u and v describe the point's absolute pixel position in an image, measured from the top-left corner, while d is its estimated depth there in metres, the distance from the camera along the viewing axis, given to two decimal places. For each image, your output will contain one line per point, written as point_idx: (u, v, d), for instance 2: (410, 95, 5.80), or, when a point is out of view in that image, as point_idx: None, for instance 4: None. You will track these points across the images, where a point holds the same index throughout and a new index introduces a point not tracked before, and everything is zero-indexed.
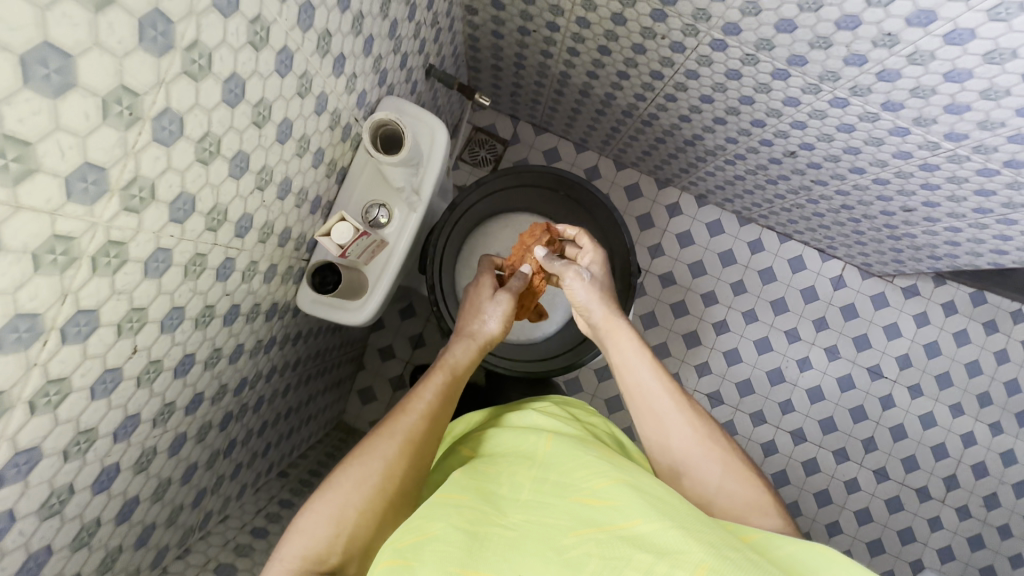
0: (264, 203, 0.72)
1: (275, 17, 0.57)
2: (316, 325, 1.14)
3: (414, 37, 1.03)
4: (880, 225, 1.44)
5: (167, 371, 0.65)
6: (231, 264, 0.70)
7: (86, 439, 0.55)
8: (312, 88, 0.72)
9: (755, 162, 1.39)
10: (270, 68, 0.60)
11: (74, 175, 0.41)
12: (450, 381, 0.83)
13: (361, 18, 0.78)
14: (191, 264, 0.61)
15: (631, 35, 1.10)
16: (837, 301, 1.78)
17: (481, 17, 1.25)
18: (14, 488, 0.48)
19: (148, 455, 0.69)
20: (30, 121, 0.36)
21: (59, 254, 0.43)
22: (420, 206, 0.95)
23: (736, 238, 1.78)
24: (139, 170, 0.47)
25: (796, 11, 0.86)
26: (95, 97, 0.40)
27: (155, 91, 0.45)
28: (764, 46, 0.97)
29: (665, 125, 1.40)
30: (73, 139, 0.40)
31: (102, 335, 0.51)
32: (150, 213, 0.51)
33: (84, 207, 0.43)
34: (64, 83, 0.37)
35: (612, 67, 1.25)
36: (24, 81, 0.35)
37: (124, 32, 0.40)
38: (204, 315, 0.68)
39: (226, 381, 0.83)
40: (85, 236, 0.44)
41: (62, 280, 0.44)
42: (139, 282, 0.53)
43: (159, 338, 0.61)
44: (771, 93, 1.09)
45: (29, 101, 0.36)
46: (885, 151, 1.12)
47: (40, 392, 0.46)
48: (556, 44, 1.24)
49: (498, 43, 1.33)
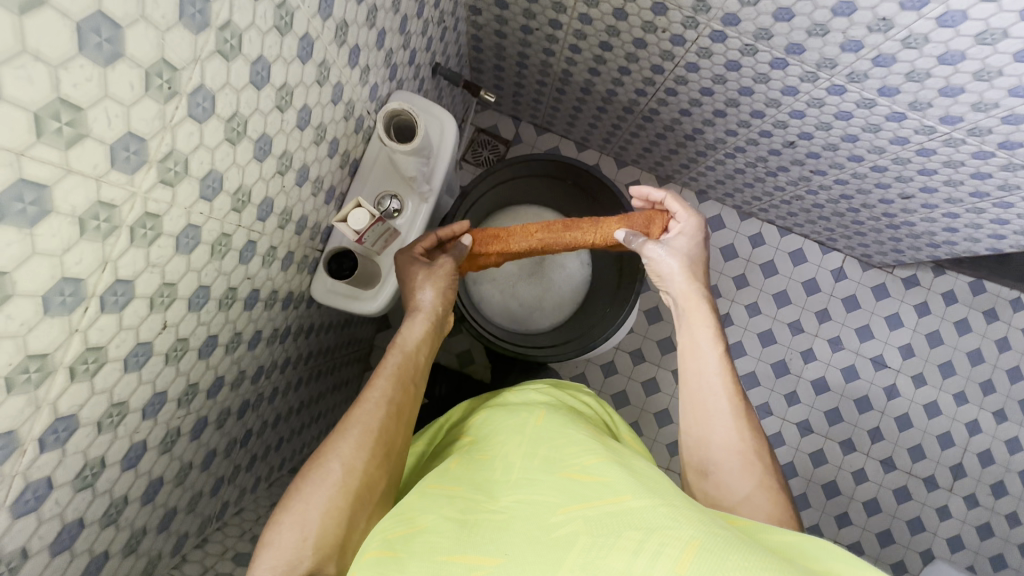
0: (283, 188, 0.73)
1: (299, 3, 0.60)
2: (327, 319, 1.15)
3: (422, 34, 1.06)
4: (879, 214, 1.47)
5: (193, 351, 0.67)
6: (254, 247, 0.72)
7: (118, 412, 0.57)
8: (330, 75, 0.74)
9: (755, 154, 1.41)
10: (293, 53, 0.62)
11: (118, 143, 0.43)
12: (404, 366, 0.82)
13: (375, 11, 0.81)
14: (217, 243, 0.62)
15: (631, 30, 1.13)
16: (839, 293, 1.80)
17: (484, 17, 1.28)
18: (53, 455, 0.50)
19: (173, 435, 0.70)
20: (82, 87, 0.38)
21: (102, 220, 0.44)
22: (431, 196, 0.97)
23: (737, 233, 1.81)
24: (174, 144, 0.49)
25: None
26: (139, 68, 0.42)
27: (191, 66, 0.47)
28: (762, 35, 1.00)
29: (666, 120, 1.42)
30: (119, 108, 0.42)
31: (136, 306, 0.53)
32: (183, 188, 0.53)
33: (125, 176, 0.45)
34: (113, 53, 0.40)
35: (613, 63, 1.27)
36: (79, 48, 0.37)
37: (166, 7, 0.43)
38: (226, 296, 0.70)
39: (244, 368, 0.84)
40: (125, 205, 0.46)
41: (103, 247, 0.46)
42: (170, 257, 0.55)
43: (186, 316, 0.62)
44: (770, 83, 1.12)
45: (82, 67, 0.38)
46: (882, 138, 1.14)
47: (81, 359, 0.48)
48: (558, 41, 1.27)
49: (501, 43, 1.37)
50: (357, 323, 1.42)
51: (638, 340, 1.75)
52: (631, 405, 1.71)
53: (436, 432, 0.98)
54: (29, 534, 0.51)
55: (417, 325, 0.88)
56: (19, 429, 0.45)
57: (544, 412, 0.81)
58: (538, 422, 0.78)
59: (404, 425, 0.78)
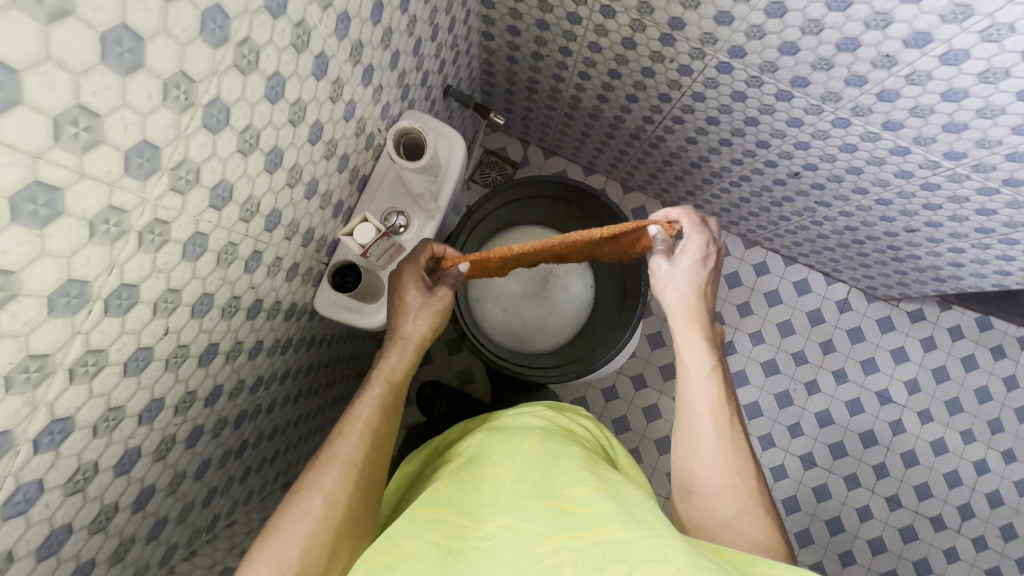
0: (292, 200, 0.75)
1: (317, 23, 0.62)
2: (329, 332, 1.15)
3: (435, 57, 1.08)
4: (884, 246, 1.46)
5: (193, 358, 0.67)
6: (259, 257, 0.72)
7: (114, 417, 0.57)
8: (343, 92, 0.76)
9: (760, 184, 1.43)
10: (308, 70, 0.64)
11: (133, 150, 0.44)
12: (388, 394, 0.81)
13: (390, 34, 0.83)
14: (224, 251, 0.63)
15: (640, 59, 1.15)
16: (844, 324, 1.79)
17: (497, 42, 1.31)
18: (47, 457, 0.50)
19: (168, 443, 0.70)
20: (102, 95, 0.40)
21: (112, 224, 0.45)
22: (438, 214, 0.99)
23: (742, 261, 1.81)
24: (187, 153, 0.50)
25: (799, 34, 0.92)
26: (158, 79, 0.44)
27: (208, 79, 0.49)
28: (768, 67, 1.01)
29: (672, 147, 1.44)
30: (136, 116, 0.43)
31: (140, 311, 0.53)
32: (193, 196, 0.54)
33: (138, 182, 0.46)
34: (134, 63, 0.41)
35: (621, 90, 1.29)
36: (101, 57, 0.38)
37: (187, 22, 0.44)
38: (230, 305, 0.70)
39: (244, 378, 0.84)
40: (136, 210, 0.47)
41: (111, 251, 0.46)
42: (177, 263, 0.56)
43: (189, 322, 0.62)
44: (775, 114, 1.13)
45: (103, 76, 0.39)
46: (887, 171, 1.15)
47: (82, 360, 0.48)
48: (568, 68, 1.30)
49: (512, 68, 1.40)
50: (359, 338, 1.42)
51: (640, 364, 1.73)
52: (632, 431, 1.68)
53: (430, 452, 0.97)
54: (17, 538, 0.50)
55: (403, 350, 0.86)
56: (15, 428, 0.45)
57: (538, 436, 0.80)
58: (531, 446, 0.77)
59: (386, 456, 0.77)
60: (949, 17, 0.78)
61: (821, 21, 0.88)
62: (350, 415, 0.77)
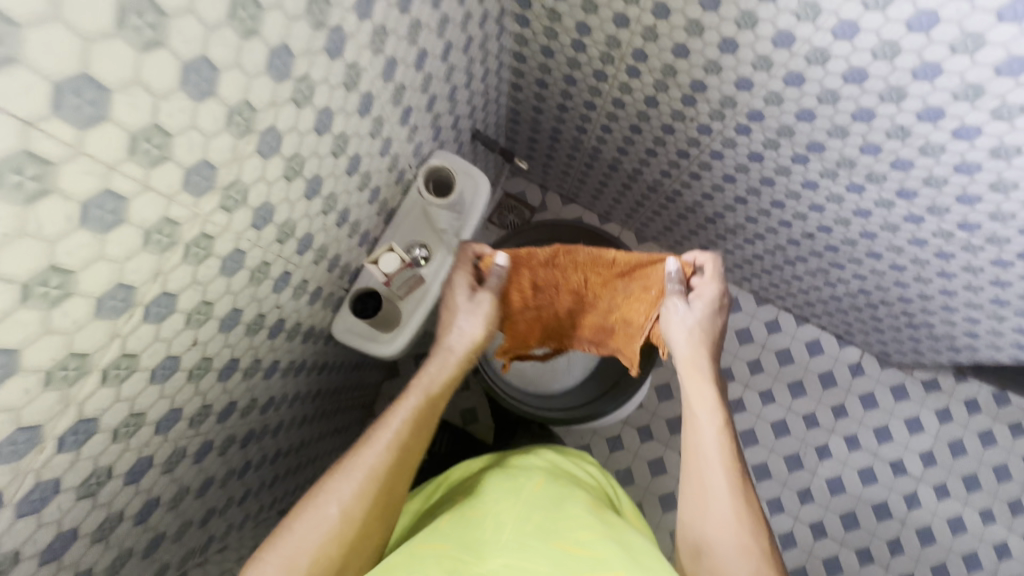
0: (324, 226, 0.78)
1: (367, 65, 0.67)
2: (341, 358, 1.16)
3: (467, 103, 1.15)
4: (897, 312, 1.46)
5: (213, 371, 0.68)
6: (288, 278, 0.75)
7: (135, 423, 0.58)
8: (383, 131, 0.81)
9: (773, 242, 1.45)
10: (353, 107, 0.69)
11: (193, 168, 0.47)
12: (422, 411, 0.79)
13: (428, 80, 0.89)
14: (257, 269, 0.66)
15: (661, 116, 1.21)
16: (856, 389, 1.76)
17: (524, 93, 1.39)
18: (66, 457, 0.50)
19: (178, 455, 0.70)
20: (177, 117, 0.43)
21: (165, 235, 0.48)
22: (458, 249, 1.01)
23: (753, 318, 1.81)
24: (239, 174, 0.53)
25: (816, 102, 0.96)
26: (225, 105, 0.47)
27: (267, 108, 0.53)
28: (785, 132, 1.06)
29: (688, 202, 1.48)
30: (201, 138, 0.47)
31: (175, 320, 0.55)
32: (238, 215, 0.57)
33: (192, 199, 0.49)
34: (206, 91, 0.45)
35: (641, 145, 1.35)
36: (181, 83, 0.42)
37: (257, 59, 0.49)
38: (255, 322, 0.72)
39: (256, 396, 0.85)
40: (187, 224, 0.50)
41: (159, 260, 0.49)
42: (214, 277, 0.58)
43: (215, 335, 0.64)
44: (791, 175, 1.17)
45: (180, 101, 0.43)
46: (901, 237, 1.17)
47: (116, 364, 0.50)
48: (591, 121, 1.36)
49: (538, 118, 1.47)
50: (369, 367, 1.43)
51: (647, 416, 1.71)
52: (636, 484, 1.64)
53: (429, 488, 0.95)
54: (25, 538, 0.50)
55: (443, 363, 0.85)
56: (46, 424, 0.46)
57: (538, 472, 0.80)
58: (531, 482, 0.76)
59: (409, 474, 0.76)
60: (960, 95, 0.82)
61: (837, 92, 0.92)
62: (382, 424, 0.77)
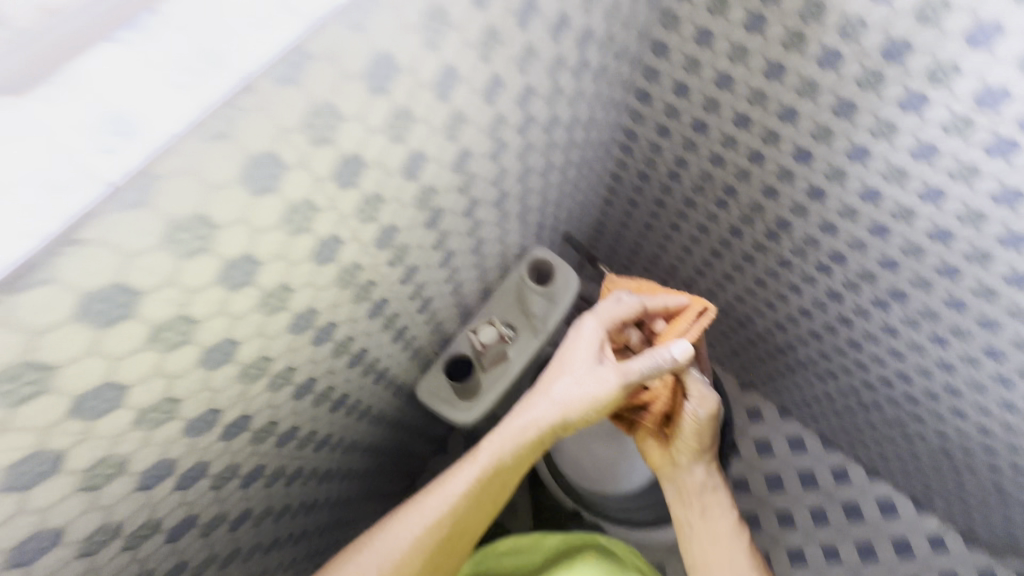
0: (400, 297, 0.75)
1: (480, 163, 0.70)
2: (379, 439, 1.06)
3: (558, 209, 1.16)
4: (988, 485, 1.23)
5: (219, 429, 0.56)
6: (332, 335, 0.65)
7: (107, 471, 0.46)
8: (501, 202, 0.84)
9: (847, 385, 1.31)
10: (454, 201, 0.70)
11: (257, 166, 0.40)
12: (489, 482, 0.71)
13: (529, 191, 0.91)
14: (301, 315, 0.56)
15: (744, 245, 1.19)
16: (937, 565, 1.44)
17: (614, 208, 1.39)
18: (10, 500, 0.39)
19: (149, 528, 0.57)
20: (258, 120, 0.38)
21: (197, 236, 0.39)
22: (542, 333, 0.96)
23: (819, 459, 1.57)
24: (315, 209, 0.48)
25: (900, 254, 0.93)
26: (339, 131, 0.45)
27: (381, 165, 0.52)
28: (866, 277, 1.02)
29: (760, 330, 1.39)
30: (286, 157, 0.42)
31: (185, 352, 0.45)
32: (299, 245, 0.49)
33: (244, 207, 0.41)
34: (315, 114, 0.42)
35: (719, 268, 1.31)
36: (287, 87, 0.38)
37: (379, 125, 0.49)
38: (282, 376, 0.61)
39: (268, 469, 0.73)
40: (227, 238, 0.41)
41: (178, 273, 0.39)
42: (249, 314, 0.49)
43: (234, 387, 0.54)
44: (870, 318, 1.09)
45: (273, 99, 0.38)
46: (990, 401, 1.04)
47: (215, 348, 0.48)
48: (672, 240, 1.35)
49: (620, 232, 1.46)
50: (405, 459, 1.28)
51: None
52: None
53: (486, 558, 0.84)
54: None
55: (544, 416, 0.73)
56: (132, 389, 0.43)
57: None
58: None
59: (457, 543, 0.70)
60: None
61: (923, 248, 0.89)
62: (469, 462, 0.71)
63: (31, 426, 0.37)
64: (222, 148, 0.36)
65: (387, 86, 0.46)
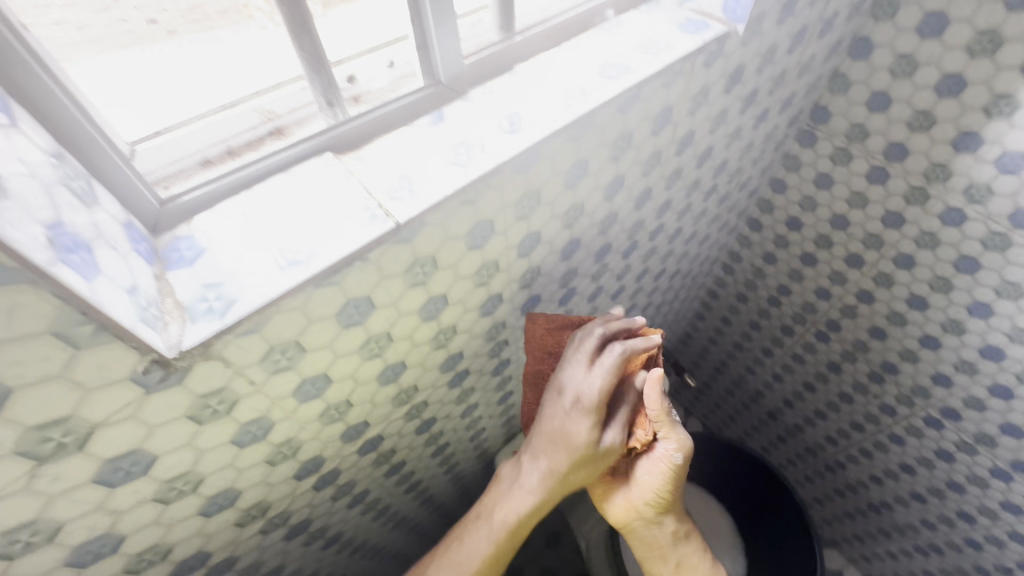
0: (518, 361, 0.82)
1: (613, 255, 0.79)
2: (447, 500, 1.08)
3: (656, 312, 1.21)
4: None
5: (360, 442, 0.64)
6: (464, 382, 0.73)
7: (288, 452, 0.54)
8: (616, 294, 0.92)
9: (953, 563, 1.17)
10: (585, 284, 0.79)
11: (479, 228, 0.51)
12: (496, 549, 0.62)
13: (638, 288, 0.99)
14: (453, 356, 0.65)
15: (843, 383, 1.17)
16: None
17: (706, 323, 1.43)
18: (229, 453, 0.47)
19: (278, 520, 0.62)
20: (496, 194, 0.50)
21: (422, 272, 0.49)
22: None
23: None
24: (498, 270, 0.58)
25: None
26: (534, 209, 0.55)
27: (550, 241, 0.62)
28: (985, 441, 0.96)
29: (850, 479, 1.30)
30: (498, 224, 0.53)
31: (373, 364, 0.54)
32: (476, 296, 0.59)
33: (458, 257, 0.52)
34: (527, 194, 0.53)
35: (812, 403, 1.28)
36: (520, 173, 0.50)
37: (561, 210, 0.59)
38: (416, 408, 0.69)
39: (369, 496, 0.78)
40: (440, 278, 0.52)
41: (401, 297, 0.50)
42: (423, 345, 0.58)
43: (387, 406, 0.62)
44: (987, 489, 1.00)
45: (509, 181, 0.50)
46: None
47: (391, 367, 0.57)
48: (763, 365, 1.34)
49: (708, 347, 1.48)
50: None
51: None
52: None
53: None
54: (140, 529, 0.45)
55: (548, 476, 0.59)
56: (333, 384, 0.52)
57: None
58: None
59: None
60: None
61: None
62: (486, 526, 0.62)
63: (270, 394, 0.46)
64: (463, 211, 0.48)
65: (577, 183, 0.58)
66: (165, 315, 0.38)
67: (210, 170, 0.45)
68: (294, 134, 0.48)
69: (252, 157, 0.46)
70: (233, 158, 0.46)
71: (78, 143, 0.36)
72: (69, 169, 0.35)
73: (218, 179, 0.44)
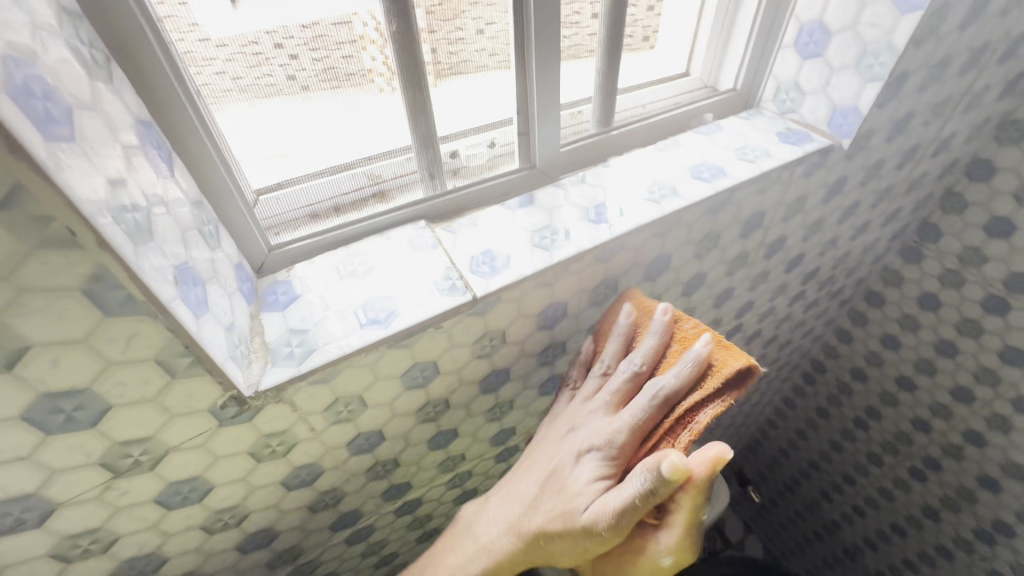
0: None
1: None
2: None
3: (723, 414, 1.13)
4: None
5: (400, 502, 0.63)
6: (512, 457, 0.71)
7: (329, 500, 0.54)
8: None
9: None
10: None
11: (553, 310, 0.51)
12: None
13: None
14: (504, 430, 0.64)
15: (941, 533, 1.01)
16: None
17: (778, 433, 1.31)
18: (277, 492, 0.48)
19: (306, 568, 0.62)
20: (574, 280, 0.50)
21: (489, 345, 0.50)
22: None
23: None
24: (563, 351, 0.58)
25: None
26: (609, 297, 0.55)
27: None
28: None
29: None
30: (572, 308, 0.53)
31: (426, 428, 0.54)
32: (537, 374, 0.58)
33: (527, 335, 0.52)
34: (604, 282, 0.53)
35: (900, 549, 1.11)
36: (601, 262, 0.50)
37: None
38: (459, 477, 0.67)
39: (397, 558, 0.76)
40: (505, 352, 0.52)
41: (465, 367, 0.50)
42: (478, 415, 0.58)
43: (432, 471, 0.61)
44: None
45: (587, 270, 0.50)
46: None
47: (442, 433, 0.56)
48: (842, 494, 1.19)
49: (778, 461, 1.35)
50: None
51: None
52: None
53: None
54: (183, 553, 0.46)
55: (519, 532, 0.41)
56: (385, 441, 0.52)
57: None
58: None
59: None
60: None
61: None
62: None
63: (325, 441, 0.47)
64: (540, 292, 0.48)
65: (657, 276, 0.57)
66: (251, 354, 0.40)
67: (316, 225, 0.48)
68: (394, 200, 0.51)
69: (355, 216, 0.49)
70: (337, 215, 0.49)
71: (215, 193, 0.40)
72: (205, 217, 0.39)
73: (322, 232, 0.48)
